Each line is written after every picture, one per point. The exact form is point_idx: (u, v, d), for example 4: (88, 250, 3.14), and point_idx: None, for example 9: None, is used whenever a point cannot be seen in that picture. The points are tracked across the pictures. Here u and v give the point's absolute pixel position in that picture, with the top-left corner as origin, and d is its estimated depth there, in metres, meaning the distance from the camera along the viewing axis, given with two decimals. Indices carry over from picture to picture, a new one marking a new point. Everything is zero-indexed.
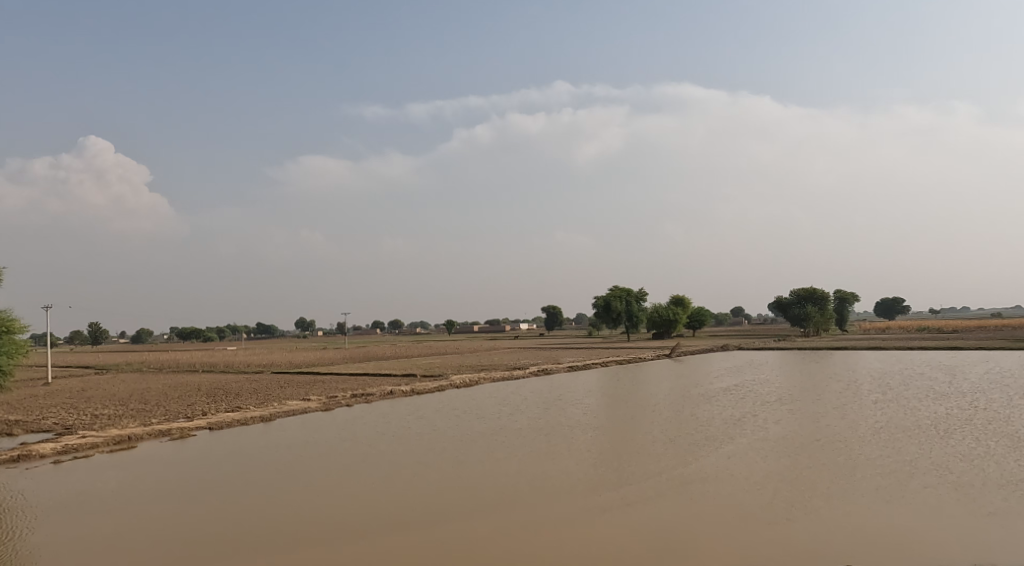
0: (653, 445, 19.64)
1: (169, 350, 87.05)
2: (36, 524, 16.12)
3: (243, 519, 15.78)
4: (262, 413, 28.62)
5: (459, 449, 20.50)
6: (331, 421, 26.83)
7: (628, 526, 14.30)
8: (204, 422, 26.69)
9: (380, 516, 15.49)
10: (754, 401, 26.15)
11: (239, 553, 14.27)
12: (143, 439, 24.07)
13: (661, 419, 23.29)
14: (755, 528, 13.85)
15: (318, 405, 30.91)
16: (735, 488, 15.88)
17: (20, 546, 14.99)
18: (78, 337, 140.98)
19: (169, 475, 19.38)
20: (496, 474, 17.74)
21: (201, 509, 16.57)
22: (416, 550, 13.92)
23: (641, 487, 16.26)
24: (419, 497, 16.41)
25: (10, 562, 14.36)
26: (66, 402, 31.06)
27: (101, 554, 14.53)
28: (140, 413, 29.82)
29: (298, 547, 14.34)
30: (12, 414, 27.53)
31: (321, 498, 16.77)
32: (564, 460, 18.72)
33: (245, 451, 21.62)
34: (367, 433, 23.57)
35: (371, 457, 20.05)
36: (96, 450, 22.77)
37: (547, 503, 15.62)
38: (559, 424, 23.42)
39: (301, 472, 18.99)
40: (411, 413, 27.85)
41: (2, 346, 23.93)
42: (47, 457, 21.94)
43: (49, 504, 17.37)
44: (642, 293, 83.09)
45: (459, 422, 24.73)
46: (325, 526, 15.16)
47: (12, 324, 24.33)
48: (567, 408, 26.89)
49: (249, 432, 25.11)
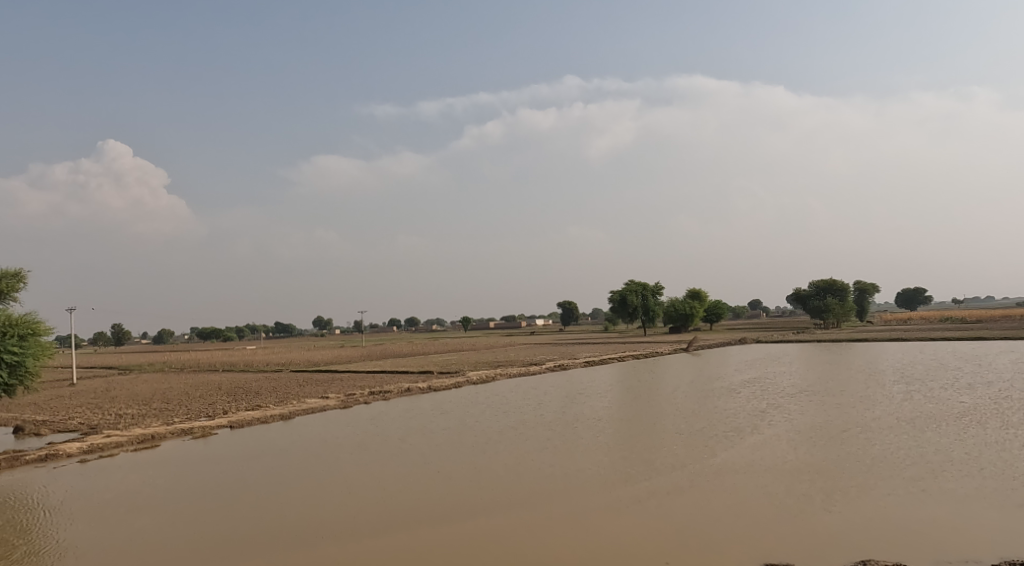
0: (677, 438, 19.68)
1: (195, 349, 88.00)
2: (68, 522, 16.34)
3: (274, 514, 15.97)
4: (280, 411, 28.83)
5: (484, 443, 20.63)
6: (353, 417, 27.06)
7: (656, 520, 14.28)
8: (225, 421, 26.91)
9: (407, 510, 15.61)
10: (777, 392, 26.14)
11: (274, 548, 14.41)
12: (165, 438, 24.37)
13: (684, 412, 23.27)
14: (791, 520, 13.83)
15: (334, 403, 31.11)
16: (764, 479, 15.92)
17: (54, 544, 15.23)
18: (101, 340, 140.85)
19: (199, 472, 19.58)
20: (523, 467, 17.88)
21: (230, 504, 16.78)
22: (445, 546, 13.99)
23: (667, 480, 16.27)
24: (445, 492, 16.51)
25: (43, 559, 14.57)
26: (90, 402, 31.45)
27: (135, 551, 14.74)
28: (161, 412, 30.20)
29: (330, 541, 14.50)
30: (39, 414, 27.94)
31: (350, 493, 16.91)
32: (590, 453, 18.77)
33: (270, 449, 21.78)
34: (391, 428, 23.72)
35: (397, 452, 20.23)
36: (120, 449, 23.09)
37: (571, 497, 15.66)
38: (582, 418, 23.48)
39: (329, 467, 19.21)
40: (433, 408, 28.02)
41: (26, 347, 23.64)
42: (73, 456, 22.23)
43: (82, 503, 17.60)
44: (659, 287, 82.81)
45: (481, 417, 24.83)
46: (353, 521, 15.30)
47: (37, 326, 24.15)
48: (588, 402, 27.00)
49: (271, 430, 25.23)
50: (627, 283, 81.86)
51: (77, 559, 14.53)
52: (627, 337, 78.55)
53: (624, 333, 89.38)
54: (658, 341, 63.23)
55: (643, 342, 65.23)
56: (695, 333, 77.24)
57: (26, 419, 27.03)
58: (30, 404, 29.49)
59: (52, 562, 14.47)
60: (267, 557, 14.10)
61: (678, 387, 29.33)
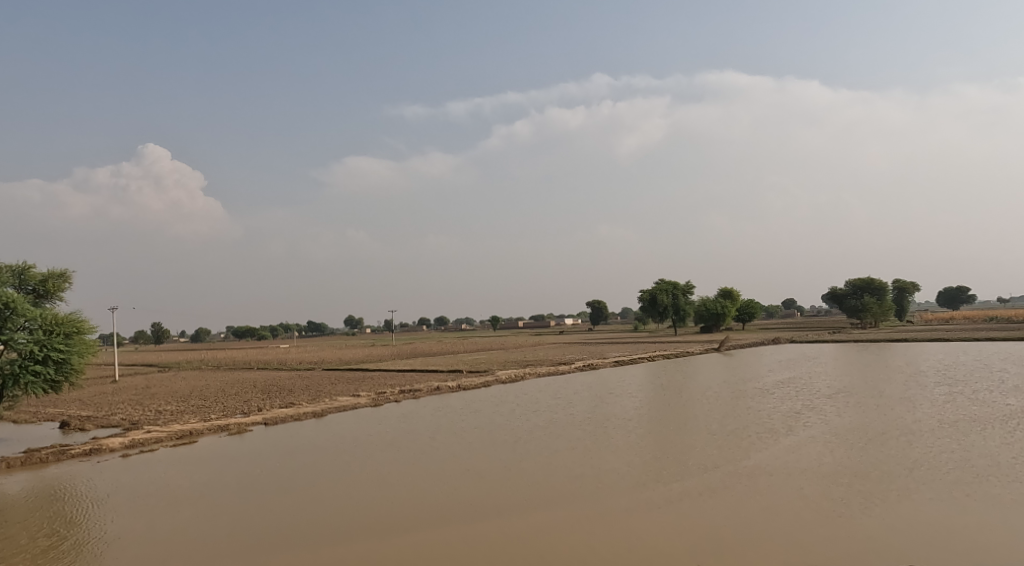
0: (712, 438, 19.64)
1: (232, 348, 89.29)
2: (113, 515, 16.74)
3: (313, 509, 16.22)
4: (314, 409, 29.18)
5: (518, 442, 20.74)
6: (387, 415, 27.32)
7: (693, 521, 14.29)
8: (261, 418, 27.26)
9: (444, 507, 15.77)
10: (813, 393, 25.93)
11: (314, 542, 14.64)
12: (203, 434, 24.81)
13: (719, 412, 23.19)
14: (829, 523, 13.77)
15: (366, 401, 31.44)
16: (801, 481, 15.84)
17: (101, 535, 15.61)
18: (141, 338, 143.60)
19: (238, 468, 19.92)
20: (558, 466, 17.96)
21: (270, 499, 17.06)
22: (482, 542, 14.12)
23: (703, 480, 16.26)
24: (481, 489, 16.65)
25: (91, 550, 14.96)
26: (131, 398, 32.11)
27: (179, 543, 15.06)
28: (199, 409, 30.74)
29: (369, 536, 14.70)
30: (83, 409, 28.59)
31: (387, 489, 17.12)
32: (625, 452, 18.79)
33: (307, 445, 22.08)
34: (425, 426, 23.92)
35: (432, 449, 20.42)
36: (160, 444, 23.55)
37: (607, 496, 15.72)
38: (615, 417, 23.49)
39: (365, 463, 19.46)
40: (466, 407, 28.19)
41: (71, 345, 23.30)
42: (116, 451, 22.72)
43: (126, 496, 18.00)
44: (689, 286, 82.40)
45: (514, 415, 24.94)
46: (391, 516, 15.49)
47: (81, 324, 23.78)
48: (621, 401, 26.99)
49: (306, 427, 25.53)
50: (657, 282, 81.61)
51: (123, 550, 14.89)
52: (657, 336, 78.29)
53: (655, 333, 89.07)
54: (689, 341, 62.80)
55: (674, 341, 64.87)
56: (727, 333, 76.60)
57: (70, 414, 27.68)
58: (74, 400, 30.20)
59: (99, 552, 14.84)
60: (307, 551, 14.34)
61: (712, 387, 29.21)
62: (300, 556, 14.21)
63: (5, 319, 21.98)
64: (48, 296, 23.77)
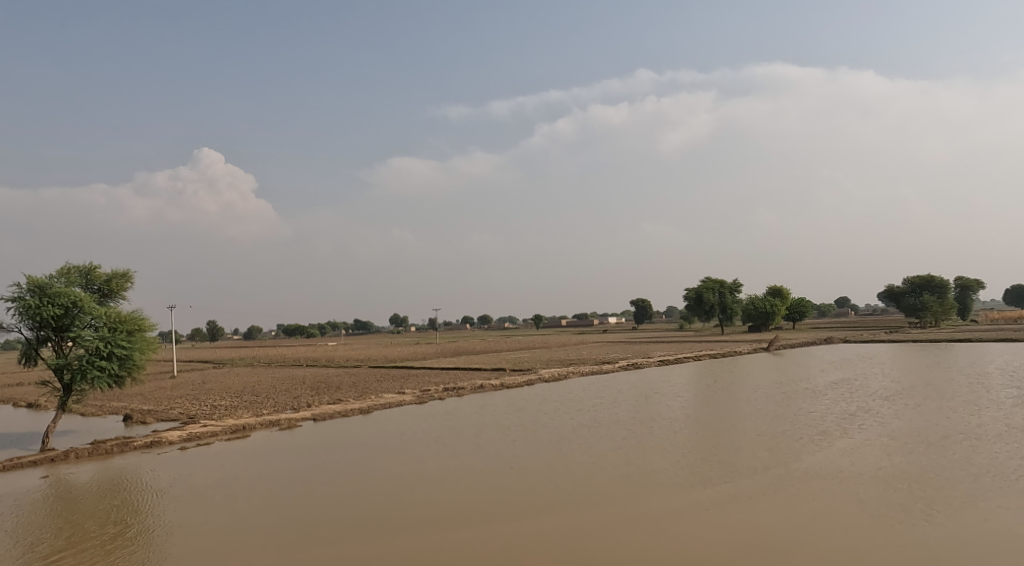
0: (764, 439, 19.35)
1: (290, 348, 90.93)
2: (173, 504, 17.13)
3: (364, 503, 16.36)
4: (361, 406, 29.47)
5: (569, 440, 20.68)
6: (435, 412, 27.47)
7: (748, 524, 14.07)
8: (309, 414, 27.62)
9: (496, 503, 15.80)
10: (869, 395, 25.35)
11: (367, 536, 14.78)
12: (256, 429, 25.23)
13: (772, 413, 22.81)
14: (890, 531, 13.45)
15: (412, 398, 31.66)
16: (860, 486, 15.50)
17: (160, 525, 15.98)
18: (197, 337, 146.86)
19: (290, 461, 20.20)
20: (608, 464, 17.85)
21: (323, 492, 17.30)
22: (533, 540, 14.11)
23: (757, 482, 16.02)
24: (531, 487, 16.63)
25: (151, 538, 15.34)
26: (188, 393, 32.83)
27: (235, 534, 15.31)
28: (251, 404, 31.28)
29: (420, 532, 14.80)
30: (143, 403, 29.31)
31: (438, 485, 17.20)
32: (679, 453, 18.59)
33: (358, 441, 22.30)
34: (474, 423, 23.99)
35: (482, 447, 20.43)
36: (216, 438, 24.00)
37: (660, 497, 15.57)
38: (667, 417, 23.25)
39: (417, 459, 19.57)
40: (513, 405, 28.20)
41: (132, 342, 23.80)
42: (175, 443, 23.23)
43: (184, 486, 18.40)
44: (737, 284, 81.30)
45: (564, 414, 24.88)
46: (443, 512, 15.57)
47: (143, 322, 24.27)
48: (671, 401, 26.73)
49: (353, 424, 25.80)
50: (703, 280, 80.76)
51: (181, 540, 15.20)
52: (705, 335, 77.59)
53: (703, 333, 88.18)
54: (737, 341, 62.06)
55: (721, 341, 64.15)
56: (776, 332, 75.48)
57: (132, 408, 28.41)
58: (134, 394, 31.00)
59: (159, 542, 15.23)
60: (360, 544, 14.47)
61: (764, 387, 28.75)
62: (353, 549, 14.34)
63: (72, 316, 22.66)
64: (113, 295, 24.32)
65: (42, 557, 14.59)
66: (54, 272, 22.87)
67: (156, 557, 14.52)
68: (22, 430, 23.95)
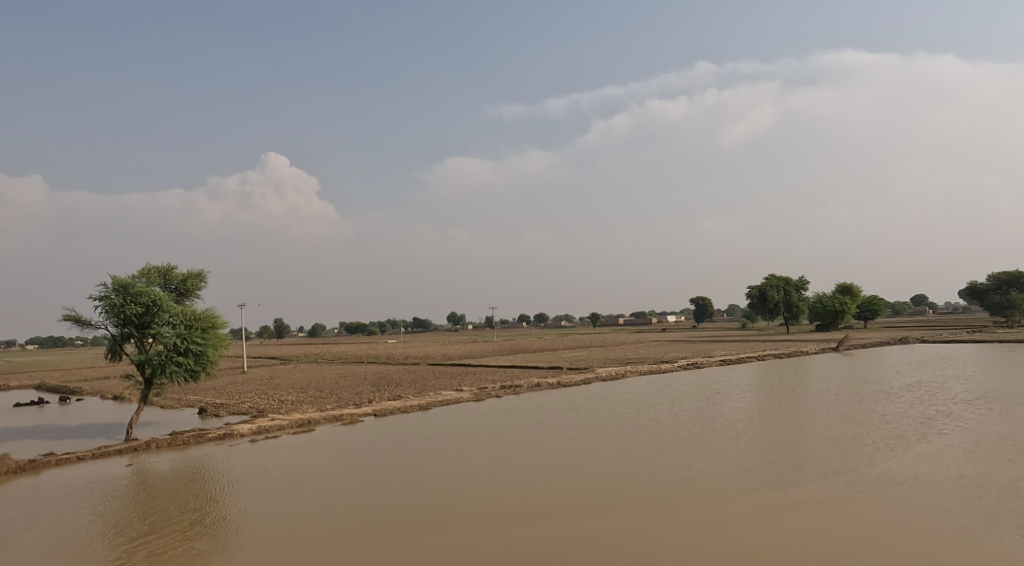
0: (835, 444, 19.32)
1: (353, 343, 93.10)
2: (244, 493, 18.10)
3: (424, 497, 17.03)
4: (421, 402, 30.27)
5: (624, 439, 21.06)
6: (493, 410, 28.09)
7: (799, 532, 14.30)
8: (370, 410, 28.52)
9: (550, 501, 16.32)
10: (933, 399, 25.02)
11: (427, 530, 15.44)
12: (320, 423, 26.21)
13: (830, 416, 22.78)
14: (942, 545, 13.53)
15: (470, 395, 32.35)
16: (915, 495, 15.54)
17: (233, 512, 16.94)
18: (264, 333, 150.96)
19: (354, 455, 21.04)
20: (661, 465, 18.20)
21: (385, 486, 18.06)
22: (585, 540, 14.59)
23: (809, 487, 16.19)
24: (584, 486, 17.09)
25: (225, 524, 16.30)
26: (257, 388, 34.16)
27: (302, 522, 16.15)
28: (316, 400, 32.39)
29: (476, 527, 15.40)
30: (216, 397, 30.66)
31: (495, 481, 17.80)
32: (733, 455, 18.81)
33: (418, 436, 23.06)
34: (531, 421, 24.53)
35: (539, 444, 20.95)
36: (283, 431, 25.04)
37: (712, 499, 15.88)
38: (723, 417, 23.42)
39: (475, 455, 20.20)
40: (570, 403, 28.65)
41: (206, 339, 25.01)
42: (245, 436, 24.33)
43: (255, 477, 19.38)
44: (804, 282, 79.90)
45: (619, 413, 25.25)
46: (499, 508, 16.16)
47: (216, 320, 25.46)
48: (728, 401, 26.84)
49: (413, 420, 26.56)
50: (768, 277, 79.63)
51: (254, 526, 16.11)
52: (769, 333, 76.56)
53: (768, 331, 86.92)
54: (803, 341, 61.10)
55: (786, 340, 63.21)
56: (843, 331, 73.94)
57: (206, 401, 29.76)
58: (208, 388, 32.42)
59: (233, 528, 16.16)
60: (421, 538, 15.15)
61: (824, 389, 28.58)
62: (414, 542, 15.02)
63: (152, 314, 23.94)
64: (189, 295, 25.58)
65: (129, 540, 15.55)
66: (137, 273, 24.19)
67: (233, 543, 15.36)
68: (106, 421, 25.30)
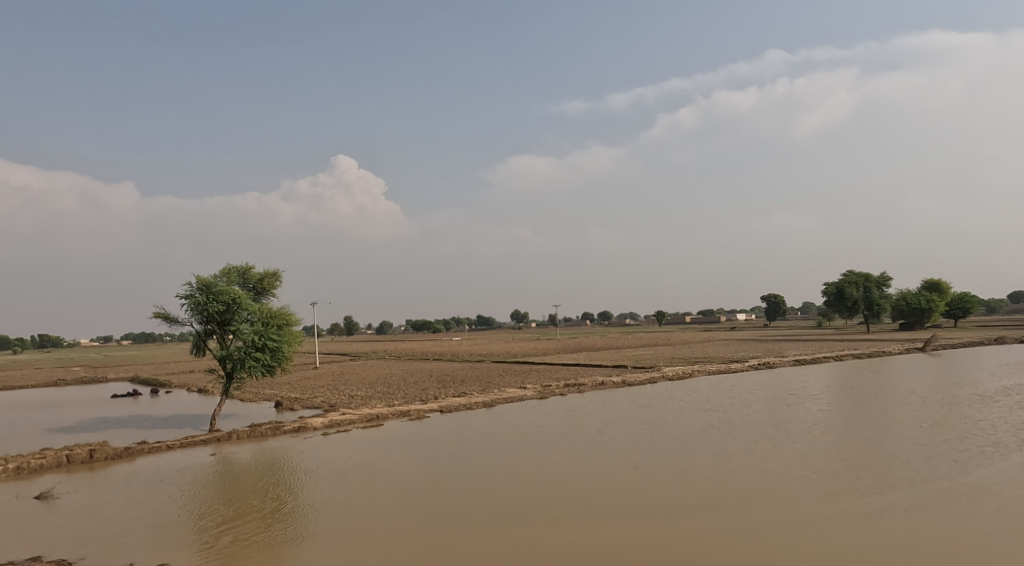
0: (906, 451, 19.19)
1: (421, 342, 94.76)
2: (316, 483, 19.10)
3: (486, 492, 17.73)
4: (485, 399, 30.99)
5: (683, 440, 21.36)
6: (557, 407, 28.61)
7: (852, 546, 14.48)
8: (436, 406, 29.36)
9: (607, 501, 16.81)
10: (1006, 406, 24.51)
11: (488, 523, 16.13)
12: (388, 418, 27.14)
13: (895, 421, 22.61)
14: None
15: (534, 393, 32.93)
16: (974, 512, 15.50)
17: (305, 499, 17.93)
18: (337, 330, 154.54)
19: (421, 450, 21.87)
20: (718, 468, 18.48)
21: (448, 479, 18.82)
22: (640, 544, 15.04)
23: (865, 496, 16.29)
24: (641, 486, 17.54)
25: (299, 510, 17.29)
26: (329, 383, 35.44)
27: (371, 512, 17.02)
28: (385, 395, 33.42)
29: (535, 524, 16.00)
30: (290, 391, 31.96)
31: (555, 478, 18.38)
32: (792, 459, 18.95)
33: (483, 433, 23.76)
34: (594, 419, 24.98)
35: (600, 443, 21.43)
36: (353, 425, 26.04)
37: (766, 506, 16.14)
38: (785, 419, 23.47)
39: (537, 452, 20.80)
40: (633, 402, 28.97)
41: (281, 335, 26.18)
42: (318, 429, 25.40)
43: (326, 469, 20.36)
44: (886, 278, 78.02)
45: (682, 413, 25.50)
46: (558, 506, 16.72)
47: (290, 317, 26.62)
48: (793, 403, 26.78)
49: (478, 416, 27.27)
50: (847, 273, 78.09)
51: (326, 513, 17.05)
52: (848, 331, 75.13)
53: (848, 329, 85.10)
54: (883, 341, 59.67)
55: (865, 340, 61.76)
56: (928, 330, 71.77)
57: (281, 395, 31.08)
58: (283, 383, 33.81)
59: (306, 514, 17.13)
60: (482, 531, 15.84)
61: (893, 392, 28.21)
62: (476, 535, 15.73)
63: (231, 311, 25.20)
64: (265, 293, 26.80)
65: (214, 525, 16.61)
66: (218, 272, 25.49)
67: (310, 531, 16.26)
68: (192, 412, 26.75)
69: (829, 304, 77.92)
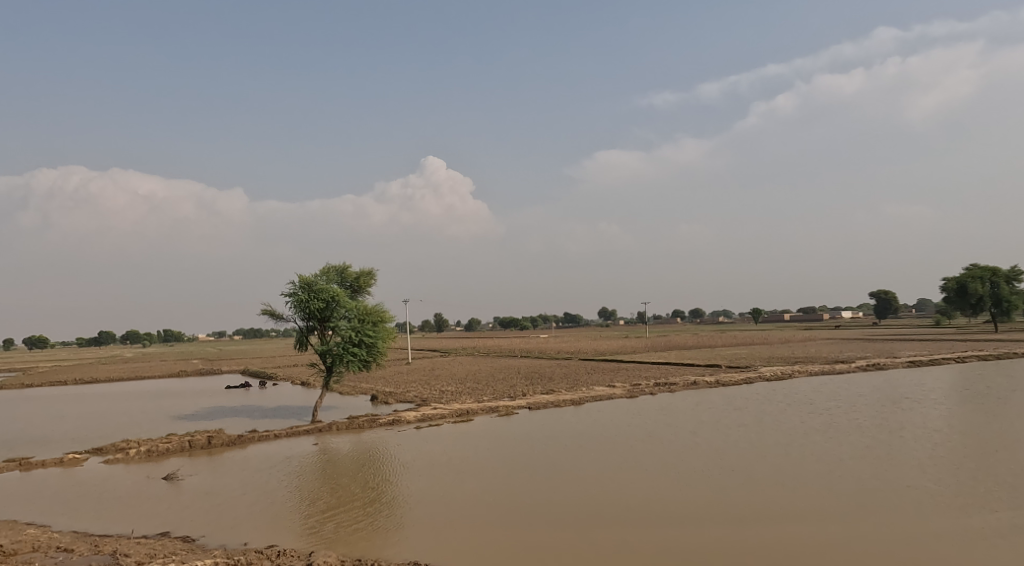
0: (1005, 463, 18.78)
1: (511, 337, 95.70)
2: (410, 474, 20.14)
3: (572, 489, 18.41)
4: (573, 397, 31.50)
5: (770, 443, 21.46)
6: (645, 406, 28.90)
7: None
8: (524, 403, 30.06)
9: (690, 503, 17.23)
10: None
11: (574, 519, 16.78)
12: (477, 414, 28.02)
13: (995, 431, 22.04)
14: None
15: (623, 391, 33.25)
16: None
17: (400, 489, 18.96)
18: (428, 325, 157.47)
19: (510, 446, 22.64)
20: (803, 473, 18.60)
21: (535, 475, 19.55)
22: (721, 549, 15.43)
23: (952, 512, 16.20)
24: (723, 489, 17.87)
25: (396, 499, 18.33)
26: (421, 378, 36.65)
27: (462, 503, 17.90)
28: (474, 391, 34.35)
29: (619, 523, 16.57)
30: (385, 386, 33.26)
31: (639, 478, 18.88)
32: (879, 467, 18.88)
33: (571, 431, 24.36)
34: (681, 419, 25.23)
35: (686, 443, 21.76)
36: (444, 420, 27.02)
37: (850, 517, 16.26)
38: (876, 424, 23.19)
39: (622, 451, 21.31)
40: (722, 403, 29.00)
41: (376, 330, 27.37)
42: (411, 422, 26.49)
43: (418, 460, 21.39)
44: (1017, 271, 74.05)
45: (771, 414, 25.46)
46: (641, 506, 17.24)
47: (384, 314, 27.79)
48: (888, 408, 26.30)
49: (567, 414, 27.85)
50: (972, 267, 74.62)
51: (421, 503, 18.02)
52: (971, 330, 71.91)
53: (968, 327, 81.29)
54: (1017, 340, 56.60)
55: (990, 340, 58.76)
56: None
57: (376, 389, 32.40)
58: (378, 378, 35.18)
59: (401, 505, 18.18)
60: (568, 528, 16.51)
61: (998, 400, 27.32)
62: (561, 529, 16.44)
63: (330, 308, 26.53)
64: (361, 291, 28.06)
65: (320, 511, 17.71)
66: (318, 270, 26.89)
67: (407, 521, 17.18)
68: (296, 404, 28.29)
69: (952, 300, 74.72)
